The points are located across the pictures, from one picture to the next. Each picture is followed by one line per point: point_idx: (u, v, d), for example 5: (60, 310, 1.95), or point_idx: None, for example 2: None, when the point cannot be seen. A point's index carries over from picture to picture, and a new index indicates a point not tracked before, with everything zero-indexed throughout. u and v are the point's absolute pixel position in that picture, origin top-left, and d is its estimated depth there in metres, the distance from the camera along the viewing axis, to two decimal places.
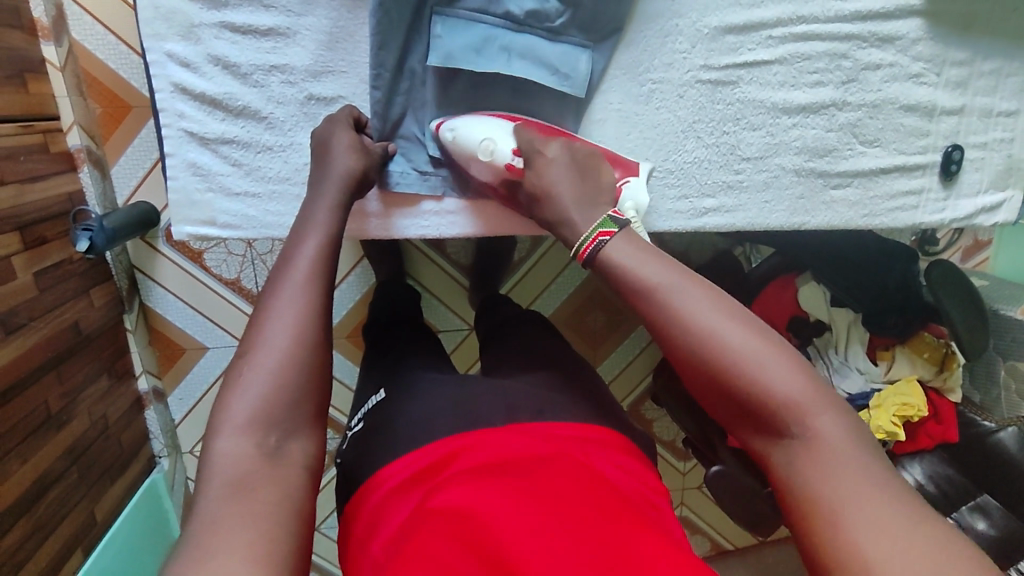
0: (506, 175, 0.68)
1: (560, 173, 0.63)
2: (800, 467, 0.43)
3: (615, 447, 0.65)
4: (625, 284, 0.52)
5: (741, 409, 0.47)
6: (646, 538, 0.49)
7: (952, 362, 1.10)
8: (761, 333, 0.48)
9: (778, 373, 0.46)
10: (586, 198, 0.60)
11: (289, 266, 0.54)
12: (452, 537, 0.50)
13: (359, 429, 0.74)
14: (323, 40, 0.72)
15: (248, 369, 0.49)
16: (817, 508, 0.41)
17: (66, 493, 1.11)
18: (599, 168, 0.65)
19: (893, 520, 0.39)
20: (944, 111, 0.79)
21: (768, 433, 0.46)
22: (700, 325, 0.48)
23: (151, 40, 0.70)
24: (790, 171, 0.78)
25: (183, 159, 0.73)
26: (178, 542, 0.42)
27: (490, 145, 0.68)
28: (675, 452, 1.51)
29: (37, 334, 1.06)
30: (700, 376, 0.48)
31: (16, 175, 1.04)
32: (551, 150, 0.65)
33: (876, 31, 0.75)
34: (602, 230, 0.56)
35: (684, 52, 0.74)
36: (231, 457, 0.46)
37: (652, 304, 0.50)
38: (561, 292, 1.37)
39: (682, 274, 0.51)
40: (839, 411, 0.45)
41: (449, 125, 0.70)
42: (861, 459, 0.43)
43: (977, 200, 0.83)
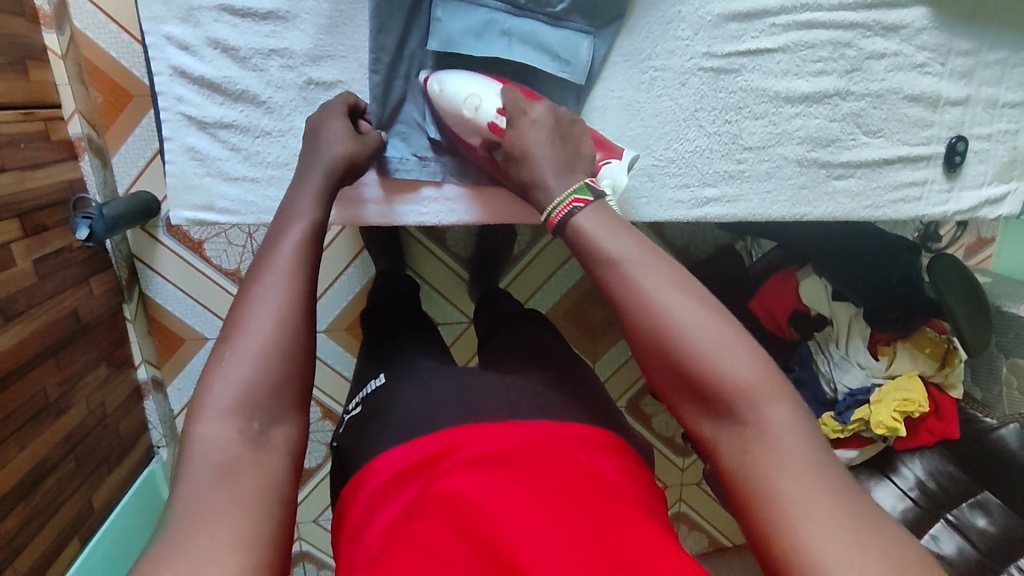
0: (489, 132, 0.65)
1: (539, 135, 0.59)
2: (749, 456, 0.42)
3: (611, 447, 0.64)
4: (592, 255, 0.50)
5: (693, 392, 0.45)
6: (635, 530, 0.49)
7: (954, 358, 1.08)
8: (720, 317, 0.47)
9: (734, 358, 0.45)
10: (562, 163, 0.57)
11: (274, 250, 0.54)
12: (452, 527, 0.50)
13: (356, 415, 0.73)
14: (322, 24, 0.72)
15: (229, 353, 0.49)
16: (769, 503, 0.40)
17: (64, 480, 1.11)
18: (581, 137, 0.61)
19: (837, 518, 0.38)
20: (948, 102, 0.78)
21: (718, 419, 0.44)
22: (657, 303, 0.47)
23: (150, 23, 0.69)
24: (792, 160, 0.78)
25: (181, 144, 0.73)
26: (160, 529, 0.42)
27: (476, 101, 0.66)
28: (674, 447, 1.51)
29: (35, 321, 1.05)
30: (654, 356, 0.47)
31: (17, 162, 1.03)
32: (535, 110, 0.61)
33: (880, 20, 0.74)
34: (577, 197, 0.53)
35: (687, 40, 0.74)
36: (214, 443, 0.45)
37: (613, 280, 0.48)
38: (561, 284, 1.37)
39: (649, 251, 0.49)
40: (789, 401, 0.44)
41: (438, 76, 0.69)
42: (809, 451, 0.42)
43: (981, 192, 0.82)
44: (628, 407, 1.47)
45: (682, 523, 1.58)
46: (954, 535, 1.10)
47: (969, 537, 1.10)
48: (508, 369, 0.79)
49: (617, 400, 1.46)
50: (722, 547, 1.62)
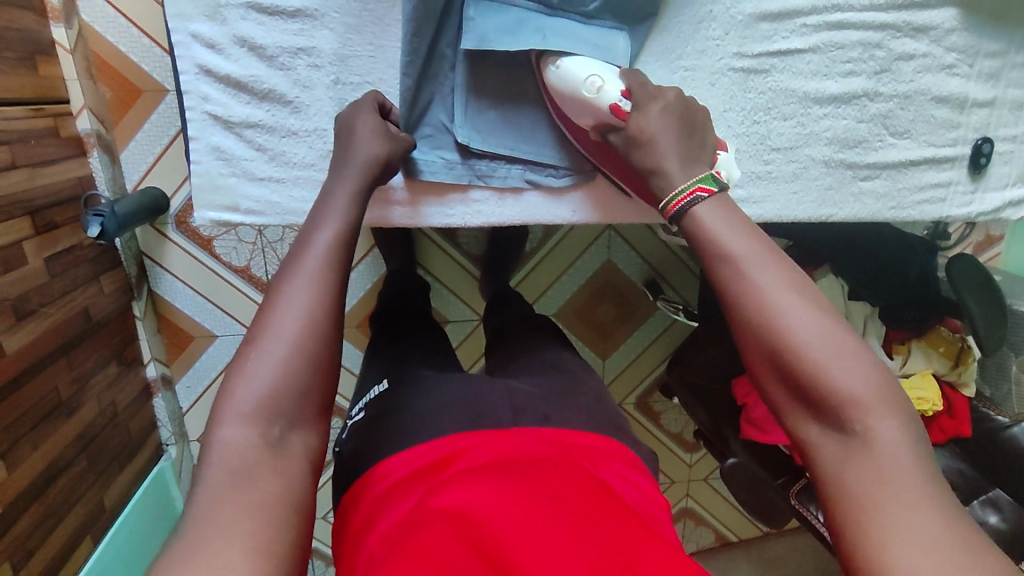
0: (610, 116, 0.64)
1: (666, 121, 0.59)
2: (848, 464, 0.42)
3: (623, 458, 0.64)
4: (707, 251, 0.50)
5: (798, 395, 0.45)
6: (640, 534, 0.50)
7: (968, 357, 1.08)
8: (840, 325, 0.46)
9: (849, 368, 0.44)
10: (687, 155, 0.57)
11: (305, 252, 0.53)
12: (463, 540, 0.49)
13: (360, 419, 0.72)
14: (351, 23, 0.71)
15: (256, 354, 0.48)
16: (857, 512, 0.40)
17: (76, 480, 1.10)
18: (704, 127, 0.61)
19: (936, 539, 0.38)
20: (975, 103, 0.78)
21: (822, 425, 0.44)
22: (770, 304, 0.46)
23: (176, 20, 0.68)
24: (819, 162, 0.78)
25: (207, 143, 0.72)
26: (176, 531, 0.42)
27: (598, 83, 0.65)
28: (682, 443, 1.51)
29: (46, 321, 1.04)
30: (762, 357, 0.46)
31: (28, 159, 1.02)
32: (664, 97, 0.62)
33: (910, 21, 0.74)
34: (700, 186, 0.53)
35: (717, 39, 0.73)
36: (236, 446, 0.45)
37: (729, 276, 0.49)
38: (573, 282, 1.37)
39: (767, 250, 0.49)
40: (902, 417, 0.43)
41: (554, 58, 0.68)
42: (915, 470, 0.41)
43: (1004, 193, 0.82)
44: (637, 405, 1.47)
45: (689, 519, 1.58)
46: None
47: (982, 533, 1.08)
48: (528, 372, 0.79)
49: (624, 399, 1.46)
50: (728, 542, 1.62)
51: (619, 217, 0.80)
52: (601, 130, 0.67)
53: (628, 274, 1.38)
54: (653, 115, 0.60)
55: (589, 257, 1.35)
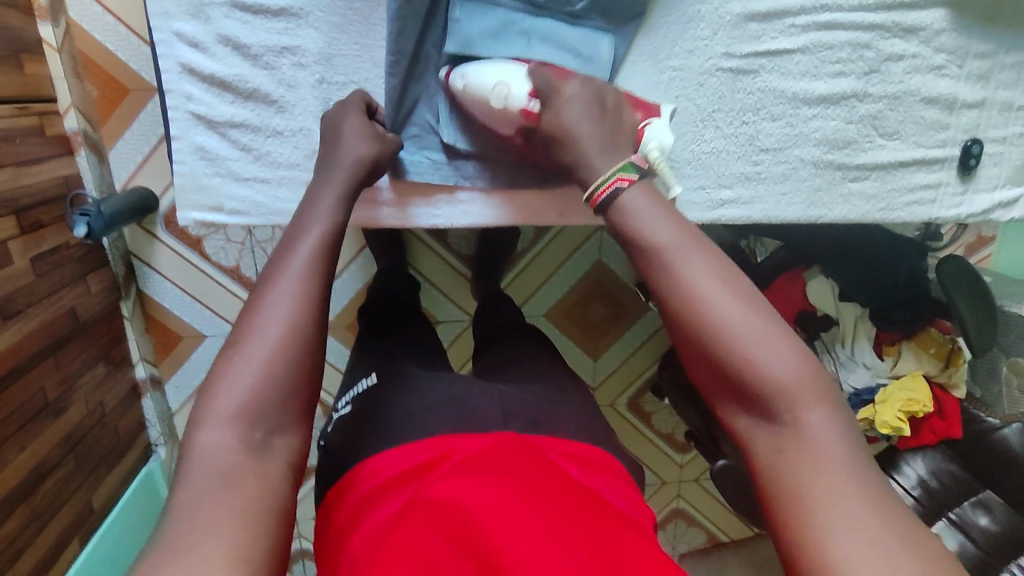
0: (524, 120, 0.63)
1: (579, 113, 0.57)
2: (781, 454, 0.42)
3: (611, 467, 0.64)
4: (632, 241, 0.48)
5: (730, 387, 0.44)
6: (626, 538, 0.50)
7: (958, 358, 1.09)
8: (765, 312, 0.45)
9: (777, 356, 0.44)
10: (605, 141, 0.55)
11: (288, 252, 0.52)
12: (448, 542, 0.48)
13: (347, 412, 0.72)
14: (336, 22, 0.70)
15: (236, 357, 0.47)
16: (793, 504, 0.40)
17: (64, 481, 1.09)
18: (621, 110, 0.59)
19: (868, 528, 0.38)
20: (965, 105, 0.78)
21: (754, 415, 0.44)
22: (697, 294, 0.45)
23: (159, 18, 0.67)
24: (808, 162, 0.77)
25: (190, 143, 0.71)
26: (153, 537, 0.41)
27: (503, 89, 0.63)
28: (674, 444, 1.51)
29: (33, 320, 1.03)
30: (691, 347, 0.46)
31: (14, 158, 1.01)
32: (569, 88, 0.59)
33: (900, 22, 0.74)
34: (621, 175, 0.51)
35: (706, 40, 0.73)
36: (215, 451, 0.44)
37: (654, 265, 0.47)
38: (564, 282, 1.36)
39: (691, 236, 0.48)
40: (831, 404, 0.43)
41: (460, 72, 0.67)
42: (848, 459, 0.41)
43: (994, 195, 0.82)
44: (629, 405, 1.47)
45: (680, 520, 1.58)
46: (956, 533, 1.09)
47: (972, 535, 1.08)
48: (515, 376, 0.78)
49: (616, 399, 1.46)
50: (719, 542, 1.62)
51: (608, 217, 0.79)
52: (523, 133, 0.65)
53: (620, 273, 1.37)
54: (562, 112, 0.57)
55: (580, 256, 1.35)
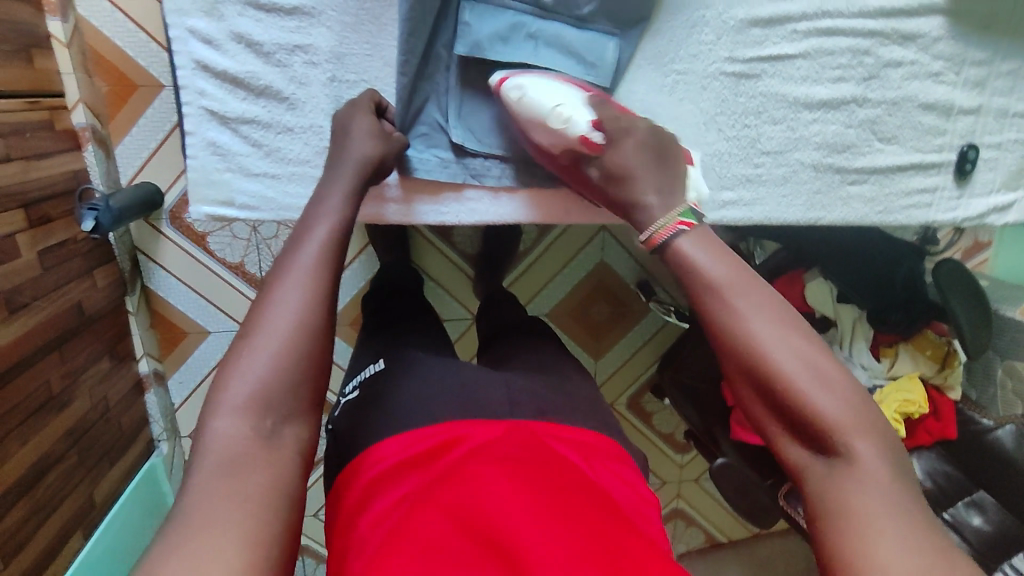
0: (580, 147, 0.64)
1: (641, 154, 0.61)
2: (834, 485, 0.43)
3: (611, 454, 0.65)
4: (688, 280, 0.51)
5: (785, 421, 0.46)
6: (627, 530, 0.51)
7: (954, 361, 1.10)
8: (820, 350, 0.47)
9: (830, 392, 0.45)
10: (663, 183, 0.58)
11: (300, 247, 0.54)
12: (454, 526, 0.50)
13: (352, 398, 0.73)
14: (347, 22, 0.72)
15: (249, 348, 0.49)
16: (844, 534, 0.41)
17: (67, 474, 1.10)
18: (675, 153, 0.63)
19: (919, 558, 0.38)
20: (961, 111, 0.79)
21: (809, 448, 0.45)
22: (753, 330, 0.48)
23: (174, 16, 0.69)
24: (808, 166, 0.79)
25: (203, 138, 0.72)
26: (166, 520, 0.42)
27: (565, 113, 0.64)
28: (673, 444, 1.52)
29: (39, 314, 1.04)
30: (749, 382, 0.47)
31: (23, 152, 1.03)
32: (636, 130, 0.63)
33: (898, 29, 0.75)
34: (680, 220, 0.54)
35: (709, 44, 0.74)
36: (226, 437, 0.45)
37: (710, 301, 0.50)
38: (566, 281, 1.38)
39: (748, 278, 0.50)
40: (882, 440, 0.44)
41: (517, 84, 0.66)
42: (902, 493, 0.42)
43: (989, 199, 0.83)
44: (629, 404, 1.48)
45: (679, 520, 1.59)
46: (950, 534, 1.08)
47: (965, 535, 1.08)
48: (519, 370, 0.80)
49: (619, 398, 1.47)
50: (717, 542, 1.63)
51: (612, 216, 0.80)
52: (570, 155, 0.67)
53: (621, 273, 1.39)
54: (627, 150, 0.61)
55: (583, 257, 1.36)
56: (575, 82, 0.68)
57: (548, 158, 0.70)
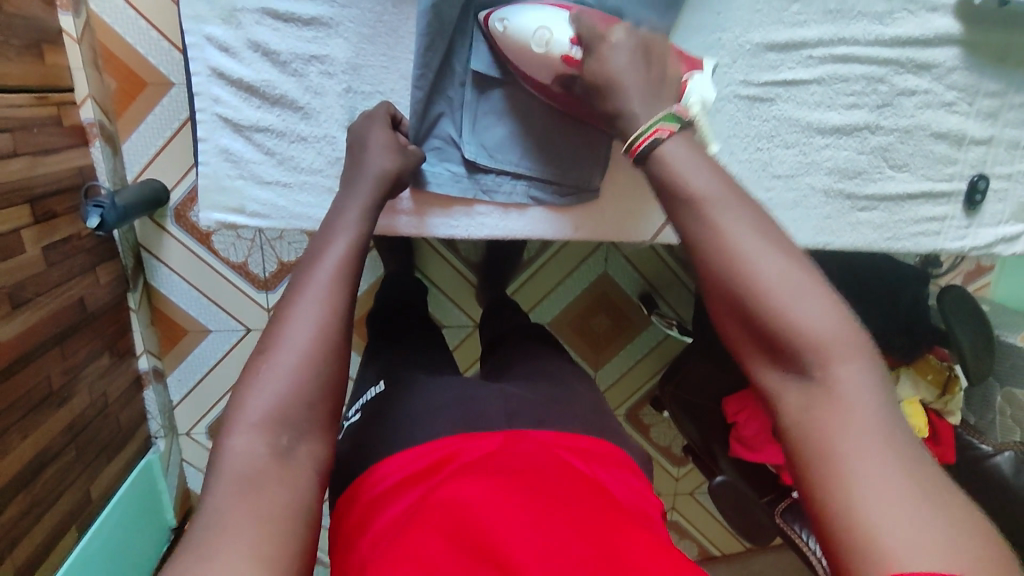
0: (563, 67, 0.65)
1: (623, 60, 0.59)
2: (809, 406, 0.44)
3: (617, 460, 0.65)
4: (671, 192, 0.51)
5: (763, 342, 0.46)
6: (640, 538, 0.50)
7: (955, 387, 1.08)
8: (802, 270, 0.47)
9: (813, 311, 0.45)
10: (649, 91, 0.58)
11: (316, 262, 0.54)
12: (458, 545, 0.50)
13: (356, 418, 0.72)
14: (364, 33, 0.72)
15: (267, 365, 0.49)
16: (819, 458, 0.42)
17: (64, 470, 1.10)
18: (665, 60, 0.61)
19: (898, 480, 0.39)
20: (973, 141, 0.79)
21: (786, 369, 0.45)
22: (734, 247, 0.48)
23: (191, 22, 0.69)
24: (819, 191, 0.79)
25: (216, 145, 0.72)
26: (182, 541, 0.42)
27: (546, 35, 0.64)
28: (670, 457, 1.52)
29: (42, 309, 1.04)
30: (727, 301, 0.48)
31: (31, 147, 1.02)
32: (615, 36, 0.60)
33: (913, 58, 0.76)
34: (662, 125, 0.54)
35: (725, 67, 0.75)
36: (245, 455, 0.45)
37: (693, 217, 0.50)
38: (569, 292, 1.38)
39: (731, 193, 0.50)
40: (865, 361, 0.45)
41: (500, 14, 0.67)
42: (877, 411, 0.42)
43: (997, 230, 0.83)
44: (628, 416, 1.48)
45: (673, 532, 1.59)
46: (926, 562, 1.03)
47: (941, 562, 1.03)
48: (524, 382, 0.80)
49: (619, 408, 1.47)
50: (711, 556, 1.63)
51: (623, 235, 0.80)
52: (561, 81, 0.67)
53: (622, 286, 1.38)
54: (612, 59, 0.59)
55: (585, 269, 1.36)
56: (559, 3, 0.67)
57: (544, 92, 0.70)
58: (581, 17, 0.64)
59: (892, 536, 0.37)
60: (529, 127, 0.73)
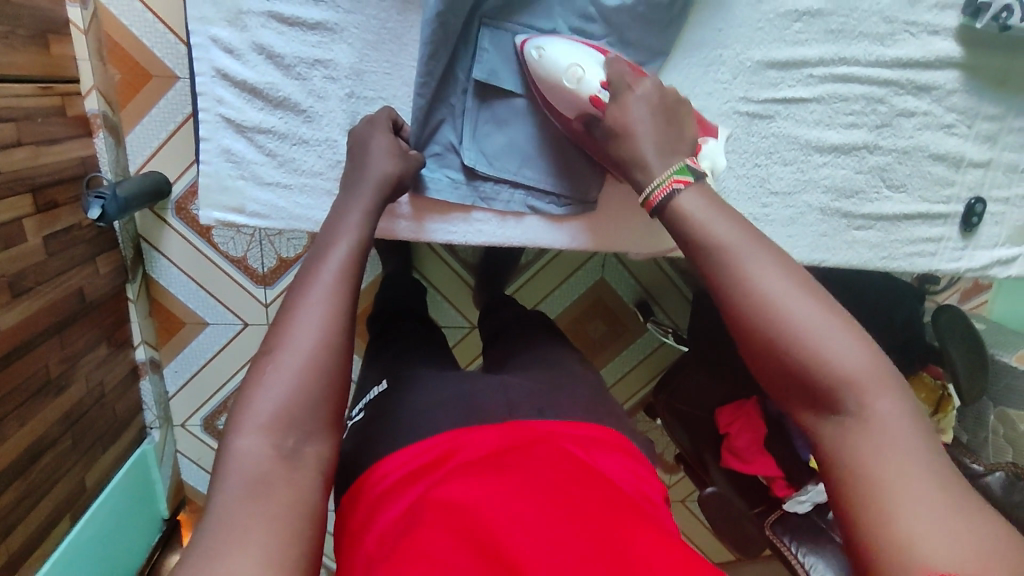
0: (590, 108, 0.65)
1: (642, 112, 0.60)
2: (848, 442, 0.44)
3: (615, 445, 0.65)
4: (695, 238, 0.52)
5: (796, 381, 0.47)
6: (644, 530, 0.50)
7: (947, 405, 1.08)
8: (830, 307, 0.48)
9: (843, 348, 0.46)
10: (664, 143, 0.58)
11: (319, 265, 0.54)
12: (457, 537, 0.50)
13: (359, 420, 0.72)
14: (369, 40, 0.72)
15: (269, 368, 0.49)
16: (861, 490, 0.42)
17: (60, 459, 1.10)
18: (685, 117, 0.62)
19: (941, 513, 0.39)
20: (971, 163, 0.80)
21: (822, 407, 0.46)
22: (763, 289, 0.48)
23: (197, 23, 0.69)
24: (815, 208, 0.79)
25: (218, 145, 0.73)
26: (192, 545, 0.43)
27: (578, 72, 0.65)
28: (662, 464, 1.53)
29: (42, 298, 1.05)
30: (756, 343, 0.48)
31: (34, 137, 1.03)
32: (641, 87, 0.62)
33: (913, 79, 0.76)
34: (678, 177, 0.55)
35: (725, 83, 0.75)
36: (250, 458, 0.46)
37: (719, 264, 0.50)
38: (566, 297, 1.38)
39: (754, 235, 0.51)
40: (898, 394, 0.45)
41: (536, 43, 0.68)
42: (917, 442, 0.43)
43: (994, 252, 0.84)
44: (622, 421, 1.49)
45: None
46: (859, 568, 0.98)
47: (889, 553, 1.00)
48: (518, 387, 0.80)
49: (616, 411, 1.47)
50: None
51: (619, 245, 0.81)
52: (583, 119, 0.67)
53: (620, 292, 1.39)
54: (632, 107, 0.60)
55: (582, 274, 1.37)
56: (595, 46, 0.69)
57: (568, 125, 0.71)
58: (616, 62, 0.64)
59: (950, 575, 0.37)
60: (529, 135, 0.74)
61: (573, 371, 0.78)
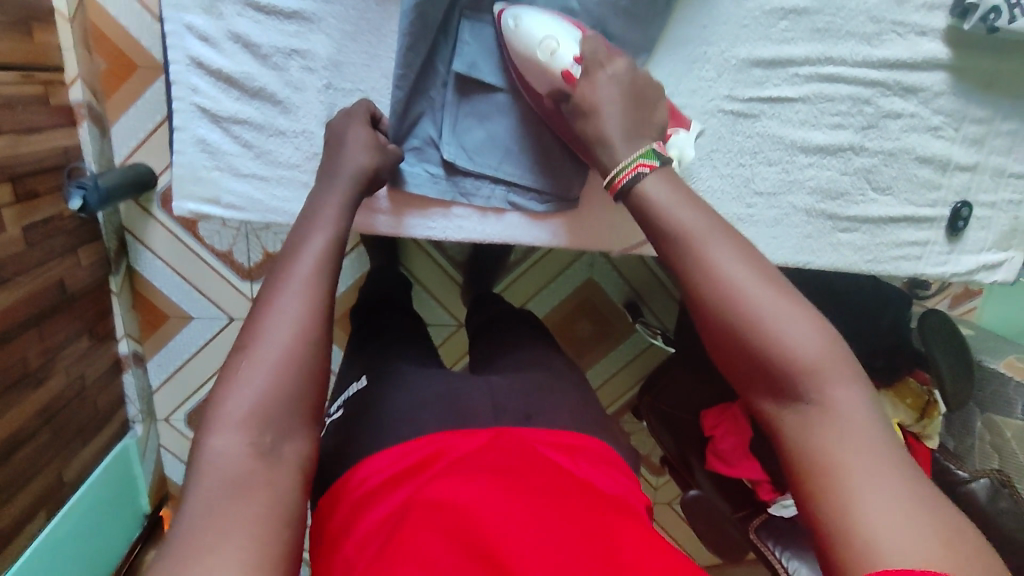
0: (561, 82, 0.63)
1: (612, 92, 0.59)
2: (807, 431, 0.43)
3: (606, 460, 0.64)
4: (657, 225, 0.51)
5: (756, 370, 0.46)
6: (633, 541, 0.49)
7: (934, 411, 1.06)
8: (791, 296, 0.47)
9: (802, 336, 0.45)
10: (632, 126, 0.57)
11: (294, 259, 0.53)
12: (445, 536, 0.49)
13: (338, 415, 0.71)
14: (347, 30, 0.71)
15: (243, 364, 0.48)
16: (820, 482, 0.41)
17: (37, 452, 1.08)
18: (654, 103, 0.61)
19: (899, 502, 0.39)
20: (958, 166, 0.79)
21: (781, 396, 0.45)
22: (725, 277, 0.47)
23: (172, 11, 0.68)
24: (800, 210, 0.78)
25: (192, 135, 0.71)
26: (164, 549, 0.41)
27: (552, 46, 0.63)
28: (649, 466, 1.52)
29: (20, 288, 1.03)
30: (718, 332, 0.47)
31: (15, 125, 1.01)
32: (613, 66, 0.60)
33: (901, 81, 0.75)
34: (643, 162, 0.54)
35: (710, 81, 0.75)
36: (227, 457, 0.44)
37: (682, 252, 0.49)
38: (553, 297, 1.37)
39: (718, 223, 0.50)
40: (856, 382, 0.44)
41: (514, 13, 0.66)
42: (875, 431, 0.42)
43: (980, 256, 0.83)
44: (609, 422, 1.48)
45: None
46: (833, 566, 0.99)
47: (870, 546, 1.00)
48: None
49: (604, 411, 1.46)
50: None
51: (601, 243, 0.80)
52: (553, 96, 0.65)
53: (609, 292, 1.38)
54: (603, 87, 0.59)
55: (570, 274, 1.36)
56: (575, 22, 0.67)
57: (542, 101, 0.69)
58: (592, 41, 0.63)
59: (905, 561, 0.36)
60: (511, 129, 0.73)
61: (552, 371, 0.77)
